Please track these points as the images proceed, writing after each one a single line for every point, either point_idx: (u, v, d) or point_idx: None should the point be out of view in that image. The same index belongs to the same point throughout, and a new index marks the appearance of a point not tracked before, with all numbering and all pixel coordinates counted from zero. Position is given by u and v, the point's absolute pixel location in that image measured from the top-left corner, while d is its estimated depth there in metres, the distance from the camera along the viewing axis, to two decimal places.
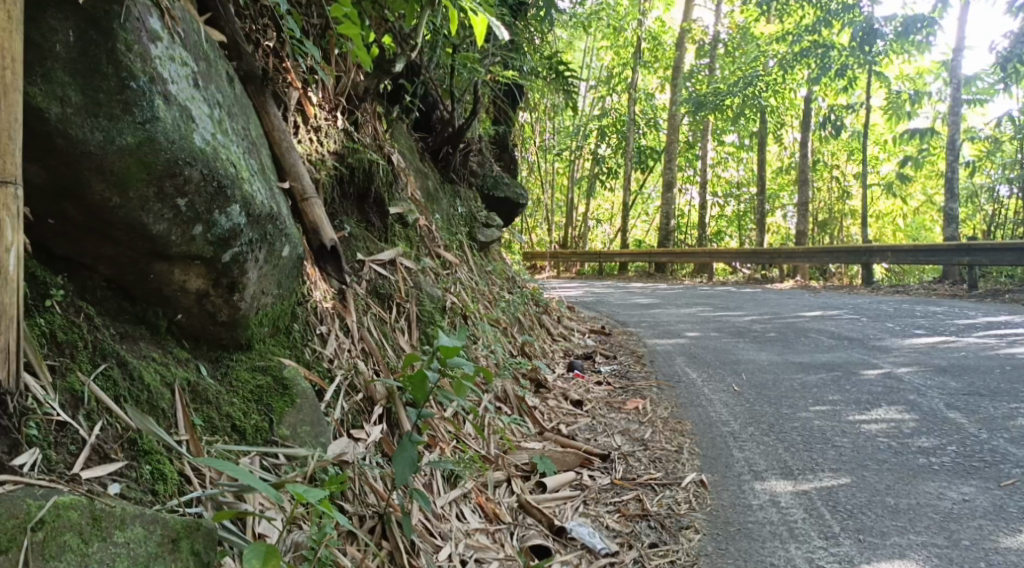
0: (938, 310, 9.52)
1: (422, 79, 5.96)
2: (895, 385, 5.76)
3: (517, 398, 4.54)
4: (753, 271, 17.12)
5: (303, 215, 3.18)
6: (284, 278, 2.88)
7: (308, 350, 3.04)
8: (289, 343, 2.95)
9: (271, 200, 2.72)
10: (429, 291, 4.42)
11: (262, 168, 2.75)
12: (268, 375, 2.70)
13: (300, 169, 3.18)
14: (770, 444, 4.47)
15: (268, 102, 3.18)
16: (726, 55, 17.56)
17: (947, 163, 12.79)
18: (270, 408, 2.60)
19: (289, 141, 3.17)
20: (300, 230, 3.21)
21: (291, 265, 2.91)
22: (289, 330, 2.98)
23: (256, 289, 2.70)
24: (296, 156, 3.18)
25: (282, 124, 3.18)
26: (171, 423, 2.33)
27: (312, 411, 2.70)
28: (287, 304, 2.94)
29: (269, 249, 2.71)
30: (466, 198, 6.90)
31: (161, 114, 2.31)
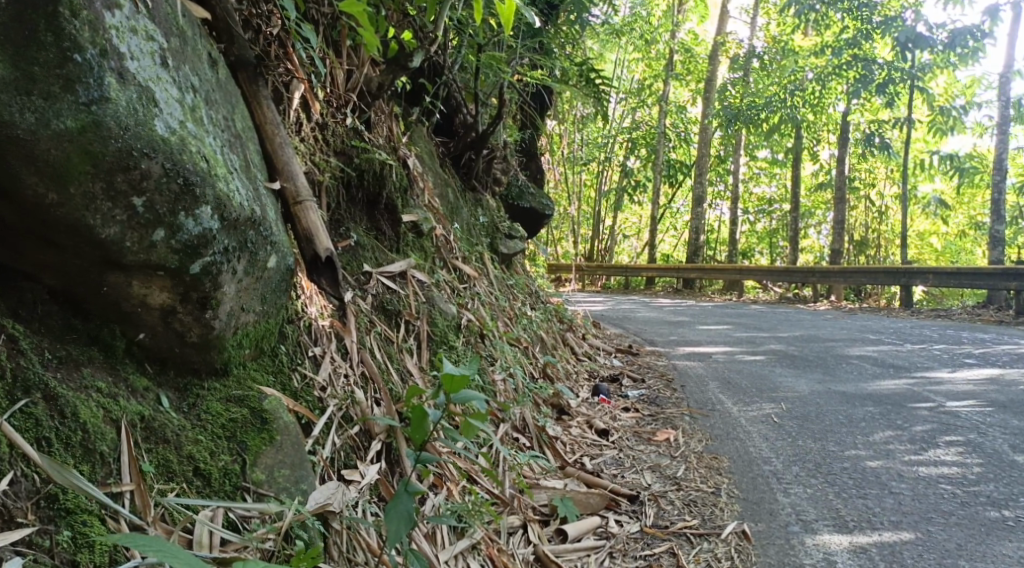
0: (986, 338, 8.99)
1: (443, 79, 5.62)
2: (951, 422, 5.31)
3: (537, 429, 4.15)
4: (785, 289, 16.61)
5: (295, 220, 2.79)
6: (270, 293, 2.50)
7: (298, 376, 2.66)
8: (275, 367, 2.59)
9: (255, 202, 2.38)
10: (443, 307, 4.03)
11: (245, 164, 2.42)
12: (244, 408, 2.31)
13: (297, 169, 2.81)
14: (819, 489, 4.08)
15: (262, 92, 2.83)
16: (761, 69, 17.10)
17: (994, 184, 12.22)
18: (244, 446, 2.24)
19: (283, 136, 2.81)
20: (290, 237, 2.82)
21: (278, 278, 2.53)
22: (276, 351, 2.62)
23: (235, 304, 2.34)
24: (291, 154, 2.82)
25: (277, 118, 2.82)
26: (111, 470, 1.97)
27: (295, 450, 2.34)
28: (274, 322, 2.58)
29: (252, 258, 2.35)
30: (489, 207, 6.53)
31: (112, 95, 2.01)
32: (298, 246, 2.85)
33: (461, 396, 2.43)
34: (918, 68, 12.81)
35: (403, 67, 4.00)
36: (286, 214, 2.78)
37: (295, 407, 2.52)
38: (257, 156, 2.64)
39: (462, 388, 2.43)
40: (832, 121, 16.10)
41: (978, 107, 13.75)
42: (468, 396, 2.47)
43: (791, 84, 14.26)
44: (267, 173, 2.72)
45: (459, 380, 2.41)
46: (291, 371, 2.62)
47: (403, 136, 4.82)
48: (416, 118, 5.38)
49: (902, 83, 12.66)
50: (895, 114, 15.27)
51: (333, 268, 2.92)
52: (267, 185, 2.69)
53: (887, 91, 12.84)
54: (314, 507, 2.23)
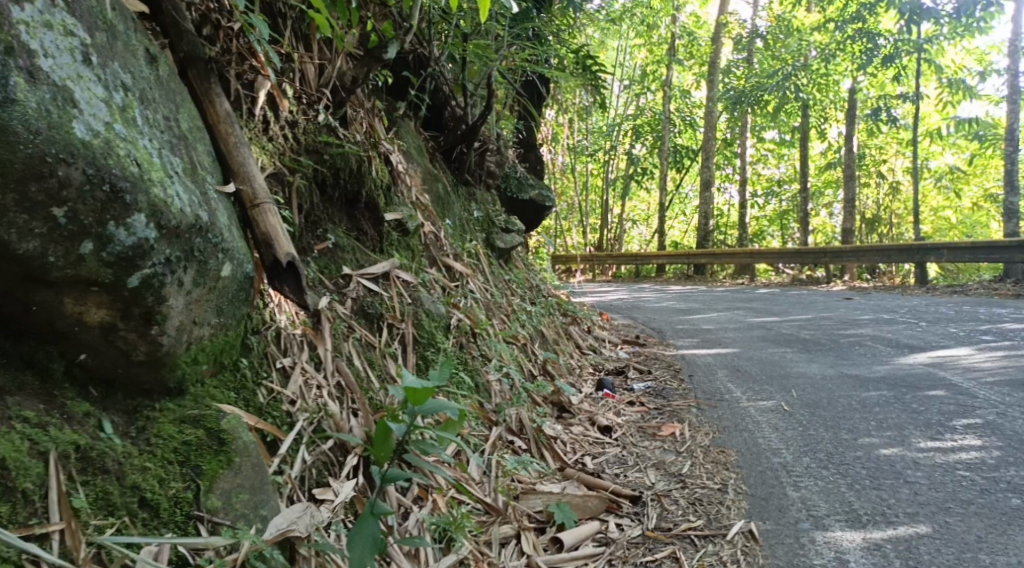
0: (1003, 313, 8.74)
1: (430, 71, 5.48)
2: (969, 404, 5.10)
3: (533, 428, 3.97)
4: (798, 271, 16.36)
5: (254, 223, 2.63)
6: (227, 304, 2.41)
7: (263, 390, 2.51)
8: (240, 382, 2.46)
9: (201, 206, 2.30)
10: (429, 307, 3.86)
11: (189, 167, 2.35)
12: (199, 429, 2.22)
13: (254, 170, 2.68)
14: (830, 481, 3.92)
15: (215, 89, 2.71)
16: (765, 49, 16.85)
17: (1007, 153, 11.97)
18: (198, 472, 2.15)
19: (239, 135, 2.68)
20: (248, 241, 2.64)
21: (236, 287, 2.44)
22: (239, 364, 2.49)
23: (186, 318, 2.25)
24: (249, 156, 2.69)
25: (231, 116, 2.70)
26: (35, 511, 1.90)
27: (255, 471, 2.24)
28: (234, 333, 2.47)
29: (202, 265, 2.28)
30: (484, 201, 6.35)
31: (20, 95, 1.92)
32: (256, 252, 2.64)
33: (427, 408, 2.35)
34: (924, 39, 12.57)
35: (378, 60, 3.81)
36: (244, 217, 2.63)
37: (259, 424, 2.38)
38: (207, 157, 2.52)
39: (427, 400, 2.35)
40: (839, 99, 15.85)
41: (989, 77, 13.49)
42: (436, 406, 2.39)
43: (796, 63, 14.04)
44: (221, 175, 2.58)
45: (422, 391, 2.33)
46: (255, 386, 2.48)
47: (387, 132, 4.66)
48: (403, 113, 5.23)
49: (910, 54, 12.45)
50: (903, 88, 15.01)
51: (298, 277, 2.70)
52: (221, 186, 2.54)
53: (895, 64, 12.61)
54: (275, 534, 2.15)
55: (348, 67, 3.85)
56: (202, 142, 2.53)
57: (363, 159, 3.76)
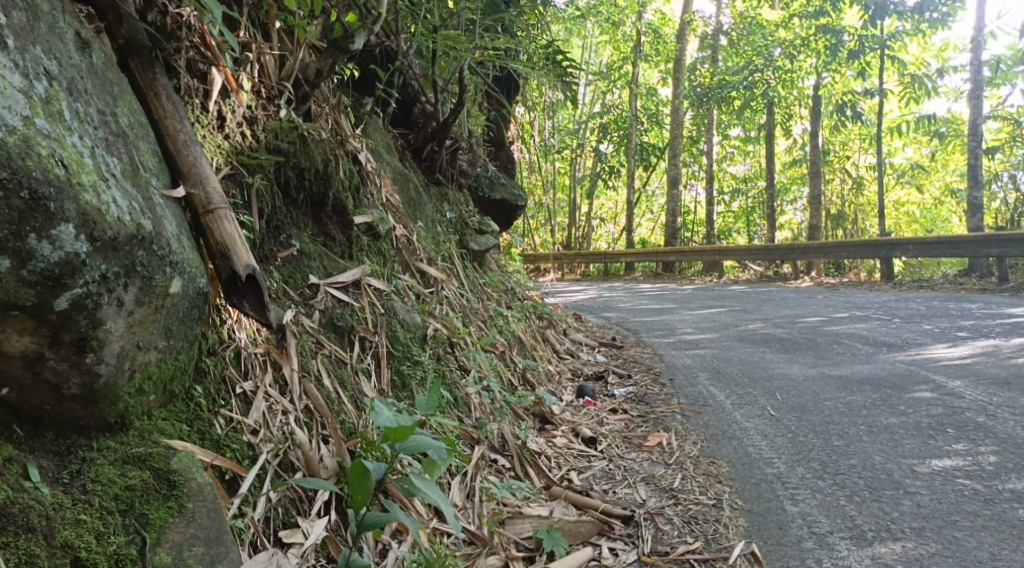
0: (977, 308, 8.61)
1: (397, 65, 5.23)
2: (957, 405, 4.92)
3: (517, 443, 3.72)
4: (765, 268, 16.24)
5: (206, 230, 2.39)
6: (178, 324, 2.22)
7: (221, 420, 2.31)
8: (194, 413, 2.27)
9: (143, 213, 2.12)
10: (404, 317, 3.60)
11: (127, 170, 2.15)
12: (145, 470, 2.06)
13: (207, 172, 2.46)
14: (829, 493, 3.72)
15: (161, 80, 2.49)
16: (730, 47, 16.78)
17: (970, 149, 11.93)
18: (144, 521, 1.98)
19: (188, 133, 2.46)
20: (200, 250, 2.39)
21: (187, 304, 2.24)
22: (191, 391, 2.29)
23: (126, 344, 2.07)
24: (201, 157, 2.46)
25: (179, 111, 2.48)
26: None
27: (211, 518, 2.06)
28: (187, 357, 2.27)
29: (146, 280, 2.09)
30: (457, 201, 6.08)
31: None
32: (211, 264, 2.39)
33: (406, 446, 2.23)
34: (888, 35, 12.50)
35: (345, 50, 3.48)
36: (196, 224, 2.40)
37: (217, 461, 2.19)
38: (152, 157, 2.31)
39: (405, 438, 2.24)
40: (806, 96, 15.77)
41: (949, 73, 13.45)
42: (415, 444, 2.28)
43: (762, 58, 13.93)
44: (170, 177, 2.36)
45: (401, 429, 2.23)
46: (211, 415, 2.28)
47: (354, 130, 4.38)
48: (371, 109, 4.96)
49: (874, 50, 12.39)
50: (867, 83, 14.95)
51: (258, 291, 2.45)
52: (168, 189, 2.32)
53: (859, 61, 12.54)
54: None
55: (312, 59, 3.54)
56: (146, 139, 2.32)
57: (328, 158, 3.47)
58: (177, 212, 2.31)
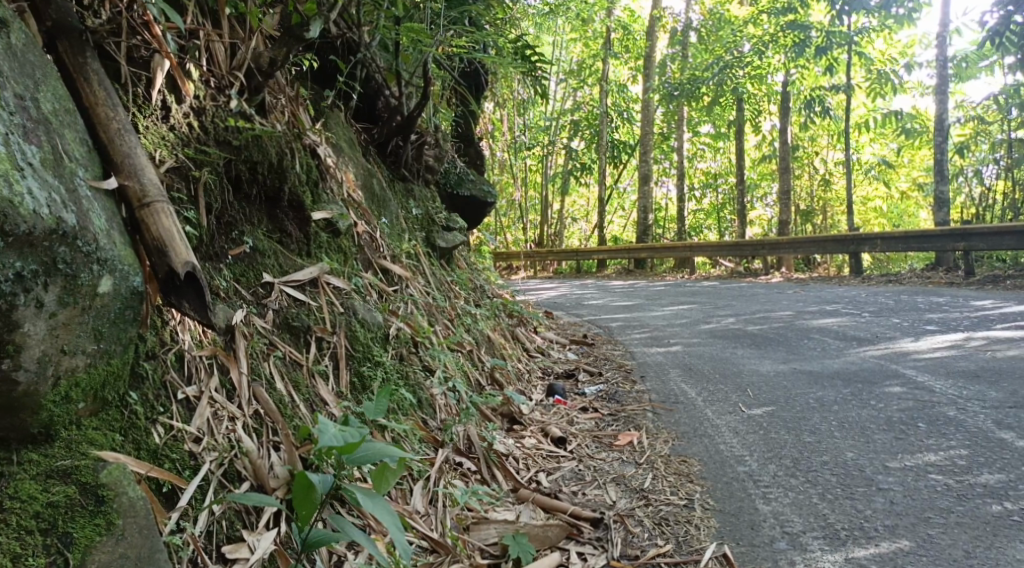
0: (946, 302, 8.62)
1: (359, 57, 5.10)
2: (927, 398, 4.87)
3: (483, 445, 3.61)
4: (737, 265, 16.24)
5: (141, 225, 2.27)
6: (108, 328, 2.11)
7: (159, 428, 2.21)
8: (129, 422, 2.16)
9: (64, 206, 2.02)
10: (365, 316, 3.47)
11: (46, 159, 2.04)
12: (70, 484, 1.97)
13: (142, 165, 2.34)
14: (802, 491, 3.63)
15: (92, 65, 2.37)
16: (699, 43, 16.77)
17: (936, 144, 11.95)
18: (67, 541, 1.91)
19: (122, 122, 2.35)
20: (136, 246, 2.27)
21: (118, 306, 2.13)
22: (126, 397, 2.18)
23: (48, 348, 1.98)
24: (137, 148, 2.34)
25: (113, 99, 2.36)
26: None
27: (142, 535, 1.99)
28: (121, 361, 2.16)
29: (70, 279, 2.01)
30: (423, 198, 5.94)
31: None
32: (147, 263, 2.26)
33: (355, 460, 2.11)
34: (856, 31, 12.53)
35: (300, 38, 3.32)
36: (130, 220, 2.27)
37: (153, 473, 2.10)
38: (79, 145, 2.20)
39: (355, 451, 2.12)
40: (775, 93, 15.77)
41: (914, 69, 13.52)
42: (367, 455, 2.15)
43: (731, 55, 13.91)
44: (100, 169, 2.24)
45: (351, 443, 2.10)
46: (148, 424, 2.18)
47: (314, 124, 4.23)
48: (332, 103, 4.81)
49: (841, 46, 12.41)
50: (835, 80, 14.97)
51: (199, 290, 2.32)
52: (96, 180, 2.20)
53: (827, 57, 12.54)
54: None
55: (266, 47, 3.38)
56: (72, 127, 2.21)
57: (283, 151, 3.32)
58: (107, 204, 2.20)
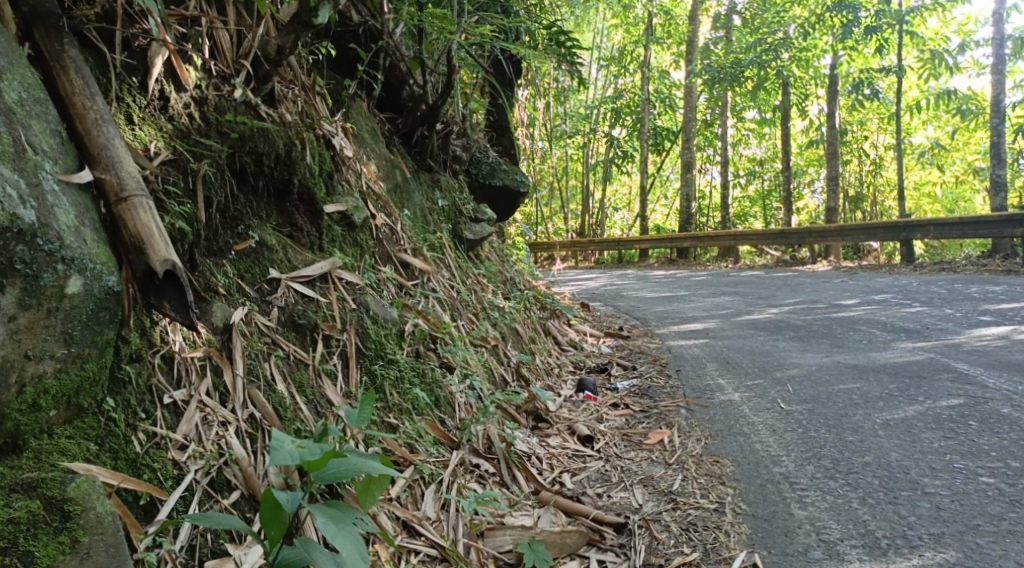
0: (999, 291, 8.26)
1: (382, 45, 4.99)
2: (978, 395, 4.62)
3: (503, 445, 3.48)
4: (783, 253, 15.87)
5: (118, 220, 2.30)
6: (80, 333, 2.12)
7: (140, 435, 2.21)
8: (106, 429, 2.16)
9: (25, 203, 2.04)
10: (379, 312, 3.35)
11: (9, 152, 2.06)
12: (36, 498, 1.94)
13: (121, 156, 2.35)
14: (840, 495, 3.44)
15: (69, 53, 2.38)
16: (743, 26, 16.41)
17: (993, 126, 11.50)
18: (28, 560, 1.87)
19: (100, 115, 2.36)
20: (113, 243, 2.29)
21: (90, 308, 2.14)
22: (103, 403, 2.17)
23: (11, 355, 1.99)
24: (116, 141, 2.36)
25: (92, 90, 2.38)
26: None
27: (109, 552, 1.95)
28: (97, 365, 2.16)
29: (30, 280, 2.01)
30: (450, 189, 5.81)
31: None
32: (125, 261, 2.29)
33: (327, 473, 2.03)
34: (906, 11, 12.10)
35: (308, 26, 3.19)
36: (108, 215, 2.30)
37: (125, 484, 2.08)
38: (51, 138, 2.21)
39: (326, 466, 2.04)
40: (822, 76, 15.36)
41: (970, 49, 13.02)
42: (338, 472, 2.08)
43: (776, 38, 13.55)
44: (76, 163, 2.26)
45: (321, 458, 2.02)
46: (126, 432, 2.17)
47: (332, 114, 4.13)
48: (354, 92, 4.69)
49: (892, 26, 12.01)
50: (886, 61, 14.50)
51: (179, 287, 2.35)
52: (71, 175, 2.22)
53: (876, 38, 12.14)
54: None
55: (275, 34, 3.26)
56: (43, 118, 2.22)
57: (293, 142, 3.19)
58: (80, 199, 2.22)
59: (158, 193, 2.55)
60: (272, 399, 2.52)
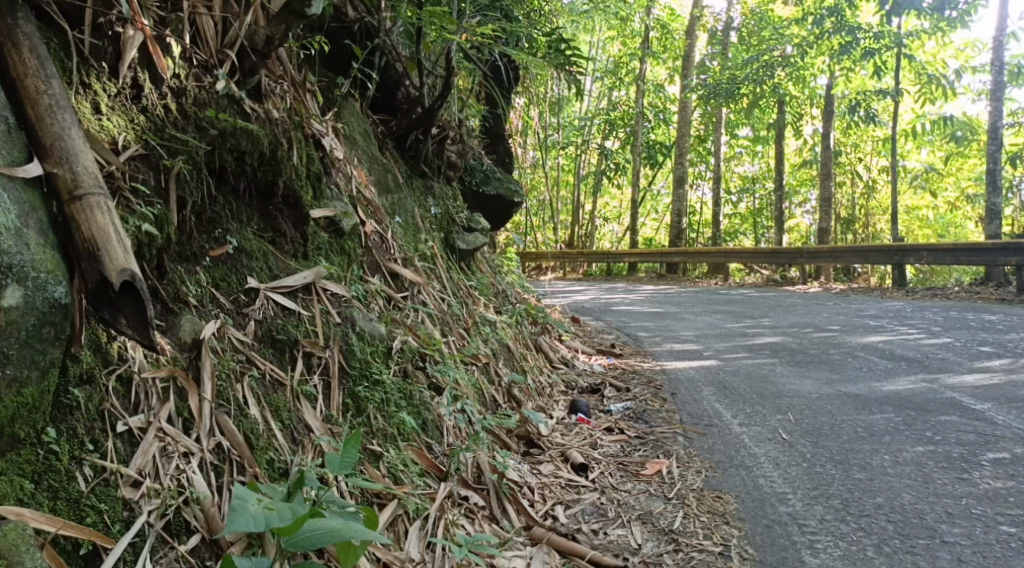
0: (997, 321, 8.07)
1: (379, 43, 4.75)
2: (989, 432, 4.41)
3: (494, 475, 3.23)
4: (773, 272, 15.71)
5: (70, 217, 2.08)
6: (17, 355, 1.93)
7: (86, 471, 1.99)
8: (46, 464, 1.95)
9: None
10: (367, 327, 3.11)
11: None
12: None
13: (77, 148, 2.14)
14: (853, 542, 3.22)
15: (24, 28, 2.16)
16: (740, 43, 16.26)
17: (990, 154, 11.33)
18: None
19: (55, 100, 2.15)
20: (66, 247, 2.06)
21: (29, 324, 1.96)
22: (44, 434, 1.97)
23: None
24: (72, 130, 2.15)
25: (49, 72, 2.16)
26: None
27: None
28: (37, 391, 1.97)
29: None
30: (443, 196, 5.58)
31: None
32: (78, 268, 2.07)
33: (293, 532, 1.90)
34: (904, 33, 11.95)
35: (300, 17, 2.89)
36: (61, 215, 2.09)
37: (64, 531, 1.89)
38: None
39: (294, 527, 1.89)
40: (817, 96, 15.20)
41: (968, 74, 12.87)
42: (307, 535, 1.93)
43: (774, 55, 13.36)
44: (24, 153, 2.07)
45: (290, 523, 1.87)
46: (70, 467, 1.96)
47: (323, 113, 3.88)
48: (347, 91, 4.46)
49: (890, 49, 11.86)
50: (883, 83, 14.36)
51: (140, 302, 2.11)
52: (15, 166, 2.03)
53: (874, 61, 11.98)
54: None
55: (264, 23, 2.99)
56: None
57: (278, 141, 2.94)
58: (25, 195, 2.03)
59: (124, 191, 2.33)
60: (243, 426, 2.30)
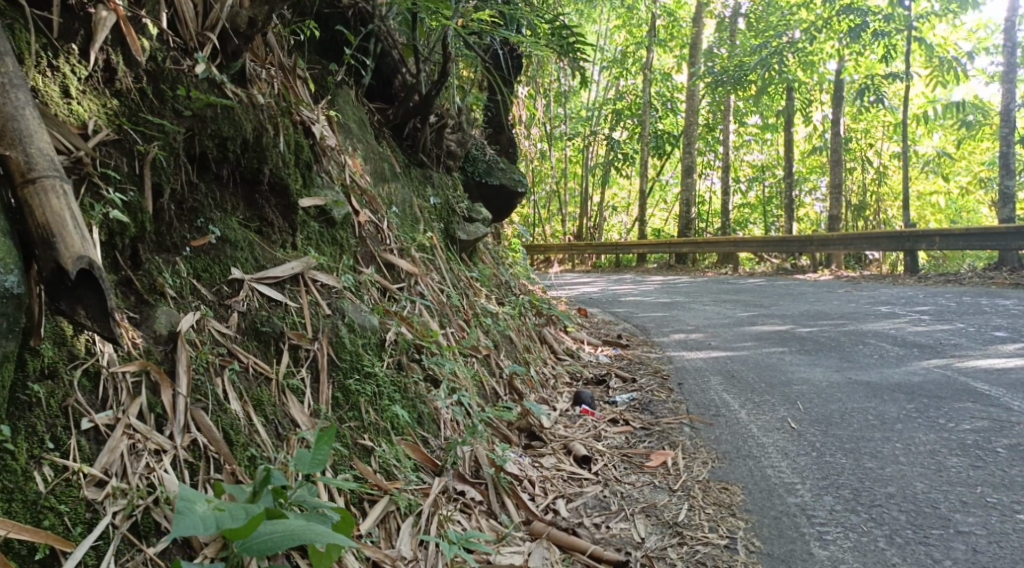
0: (1011, 306, 7.92)
1: (374, 29, 4.65)
2: (1003, 418, 4.28)
3: (491, 469, 3.14)
4: (784, 261, 15.55)
5: (26, 202, 1.98)
6: None
7: (45, 470, 1.91)
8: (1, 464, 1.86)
9: None
10: (358, 318, 3.02)
11: None
12: None
13: (33, 130, 2.05)
14: (864, 533, 3.13)
15: None
16: (747, 30, 16.06)
17: (1002, 136, 11.15)
18: None
19: (11, 80, 2.06)
20: (21, 235, 1.97)
21: None
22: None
23: None
24: (29, 112, 2.07)
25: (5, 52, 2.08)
26: None
27: None
28: None
29: None
30: (442, 186, 5.47)
31: None
32: (32, 257, 1.97)
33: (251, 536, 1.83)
34: (914, 16, 11.74)
35: None
36: (16, 202, 2.00)
37: (17, 534, 1.81)
38: None
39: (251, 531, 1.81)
40: (827, 82, 15.01)
41: (979, 56, 12.67)
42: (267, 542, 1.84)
43: (782, 41, 13.19)
44: None
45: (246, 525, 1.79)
46: (28, 466, 1.88)
47: (315, 101, 3.79)
48: (341, 79, 4.37)
49: (900, 31, 11.67)
50: (893, 67, 14.15)
51: (99, 292, 2.02)
52: None
53: (884, 44, 11.79)
54: None
55: (247, 5, 2.88)
56: None
57: (263, 126, 2.83)
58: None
59: (93, 177, 2.25)
60: (222, 422, 2.22)
